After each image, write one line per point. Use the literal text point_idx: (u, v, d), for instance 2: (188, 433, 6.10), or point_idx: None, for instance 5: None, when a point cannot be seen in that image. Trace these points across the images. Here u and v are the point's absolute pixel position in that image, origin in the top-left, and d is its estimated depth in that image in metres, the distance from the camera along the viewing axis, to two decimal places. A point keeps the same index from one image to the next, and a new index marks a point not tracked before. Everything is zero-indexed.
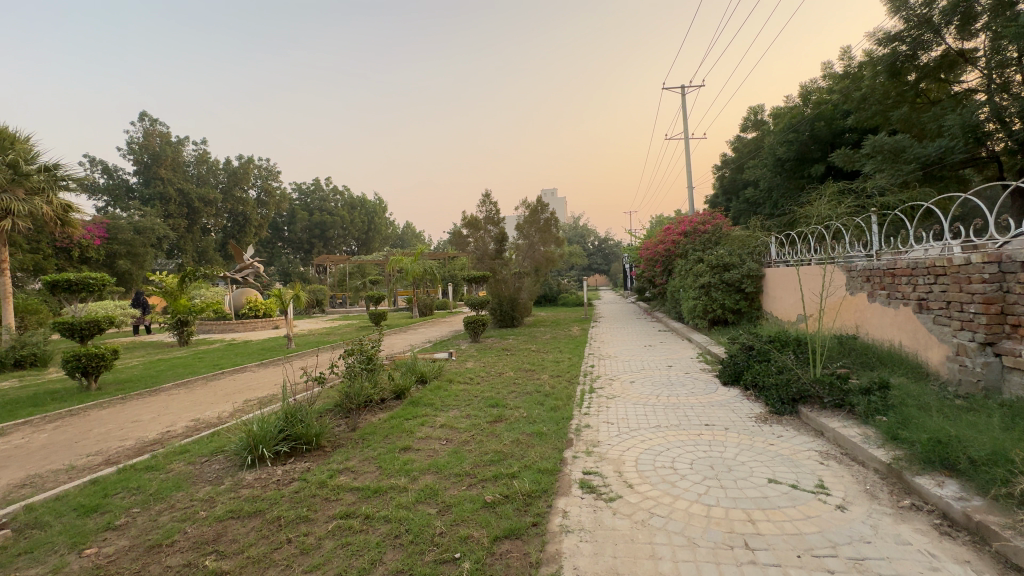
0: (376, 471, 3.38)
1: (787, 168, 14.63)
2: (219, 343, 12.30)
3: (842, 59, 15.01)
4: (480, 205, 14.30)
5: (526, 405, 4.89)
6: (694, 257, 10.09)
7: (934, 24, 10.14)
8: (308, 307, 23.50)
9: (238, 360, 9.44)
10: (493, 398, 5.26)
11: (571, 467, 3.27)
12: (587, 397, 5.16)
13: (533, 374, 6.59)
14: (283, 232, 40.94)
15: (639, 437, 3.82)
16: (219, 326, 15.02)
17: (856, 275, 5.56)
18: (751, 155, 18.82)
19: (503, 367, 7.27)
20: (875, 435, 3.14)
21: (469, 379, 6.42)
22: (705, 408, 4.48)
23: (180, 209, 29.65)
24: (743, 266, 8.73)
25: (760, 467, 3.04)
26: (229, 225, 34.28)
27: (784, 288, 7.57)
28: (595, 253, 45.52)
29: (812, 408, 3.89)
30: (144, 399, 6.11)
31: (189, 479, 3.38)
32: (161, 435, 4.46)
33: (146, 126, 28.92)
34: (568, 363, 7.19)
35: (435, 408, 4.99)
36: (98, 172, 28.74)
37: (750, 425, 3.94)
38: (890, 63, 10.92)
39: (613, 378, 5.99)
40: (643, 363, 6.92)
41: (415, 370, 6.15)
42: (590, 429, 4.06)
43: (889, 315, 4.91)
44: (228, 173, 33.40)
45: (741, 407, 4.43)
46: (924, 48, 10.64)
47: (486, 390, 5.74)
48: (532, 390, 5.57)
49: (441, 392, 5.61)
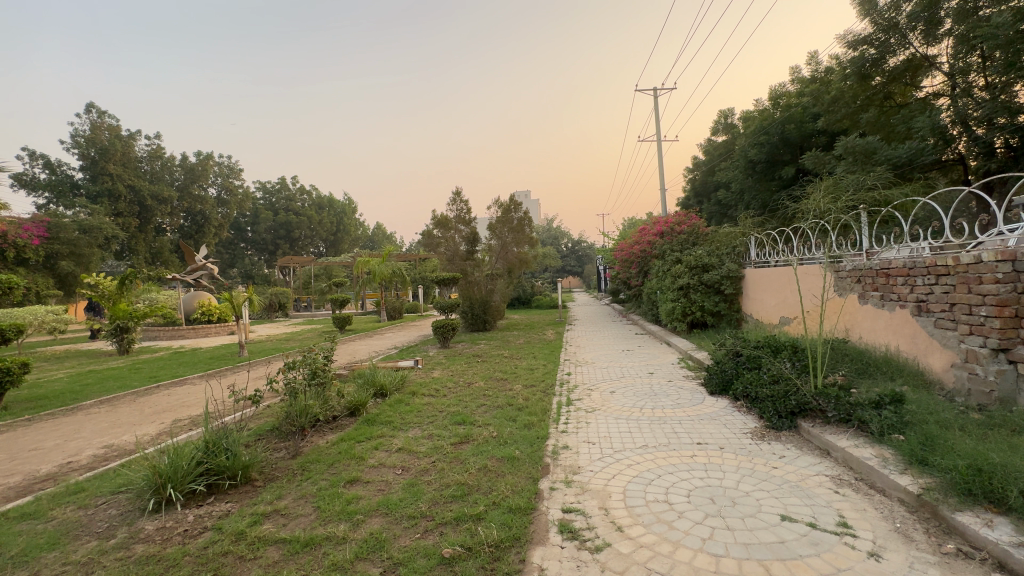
0: (312, 513, 2.78)
1: (758, 170, 14.46)
2: (163, 351, 11.25)
3: (809, 63, 15.13)
4: (451, 203, 13.67)
5: (496, 422, 4.35)
6: (671, 258, 9.76)
7: (900, 28, 10.21)
8: (269, 311, 22.28)
9: (180, 371, 8.54)
10: (460, 414, 4.71)
11: (547, 503, 2.74)
12: (564, 411, 4.66)
13: (504, 384, 6.05)
14: (246, 232, 39.22)
15: (625, 460, 3.32)
16: (168, 332, 13.90)
17: (845, 277, 5.26)
18: (722, 158, 18.88)
19: (472, 376, 6.71)
20: (894, 458, 2.74)
21: (434, 390, 5.83)
22: (695, 423, 4.04)
23: (130, 207, 27.78)
24: (722, 267, 8.45)
25: (769, 500, 2.59)
26: (186, 224, 32.50)
27: (765, 289, 7.28)
28: (568, 255, 45.33)
29: (813, 423, 3.49)
30: (53, 420, 5.26)
31: (71, 532, 2.69)
32: (58, 469, 3.72)
33: (93, 118, 26.95)
34: (542, 371, 6.69)
35: (393, 428, 4.39)
36: (38, 166, 26.62)
37: (747, 442, 3.51)
38: (858, 67, 10.88)
39: (592, 388, 5.52)
40: (623, 370, 6.48)
41: (374, 383, 5.53)
42: (568, 451, 3.54)
43: (884, 318, 4.60)
44: (184, 169, 31.61)
45: (734, 421, 4.01)
46: (891, 52, 10.66)
47: (453, 403, 5.17)
48: (503, 403, 5.04)
49: (401, 408, 5.01)
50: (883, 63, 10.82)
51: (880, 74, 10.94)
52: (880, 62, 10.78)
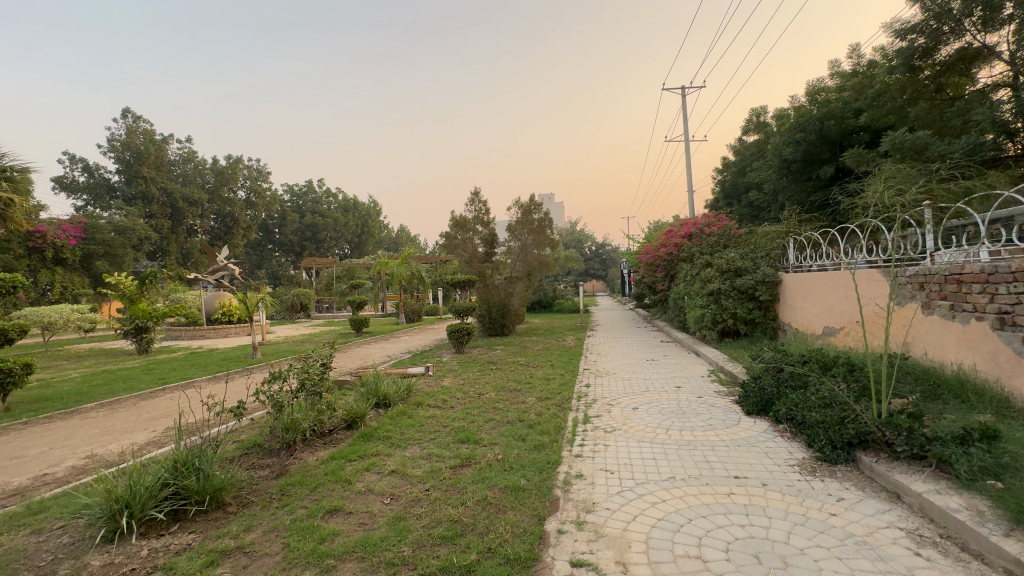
0: (280, 553, 2.38)
1: (794, 170, 13.58)
2: (179, 352, 11.21)
3: (851, 56, 14.18)
4: (469, 203, 13.33)
5: (504, 442, 3.90)
6: (701, 262, 9.13)
7: (953, 15, 9.17)
8: (291, 312, 22.44)
9: (189, 373, 8.41)
10: (466, 430, 4.28)
11: (553, 553, 2.27)
12: (580, 430, 4.17)
13: (517, 396, 5.61)
14: (274, 234, 40.00)
15: (648, 496, 2.82)
16: (188, 332, 14.00)
17: (905, 283, 4.62)
18: (753, 158, 18.04)
19: (484, 385, 6.31)
20: (994, 512, 2.17)
21: (441, 401, 5.43)
22: (731, 451, 3.51)
23: (163, 210, 28.57)
24: (756, 271, 7.79)
25: (831, 564, 2.06)
26: (216, 225, 33.32)
27: (805, 295, 6.64)
28: (591, 258, 44.70)
29: (877, 458, 2.93)
30: (47, 425, 5.07)
31: (10, 566, 2.36)
32: (30, 483, 3.46)
33: (129, 123, 27.82)
34: (559, 381, 6.22)
35: (391, 445, 4.00)
36: (78, 169, 27.68)
37: (794, 478, 2.97)
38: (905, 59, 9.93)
39: (613, 403, 5.03)
40: (647, 382, 5.92)
41: (376, 392, 5.17)
42: (582, 482, 3.07)
43: (954, 332, 3.97)
44: (215, 173, 32.32)
45: (777, 450, 3.46)
46: (943, 42, 9.63)
47: (459, 417, 4.76)
48: (514, 419, 4.59)
49: (403, 421, 4.63)
50: (934, 53, 9.84)
51: (930, 66, 9.99)
52: (930, 52, 9.83)
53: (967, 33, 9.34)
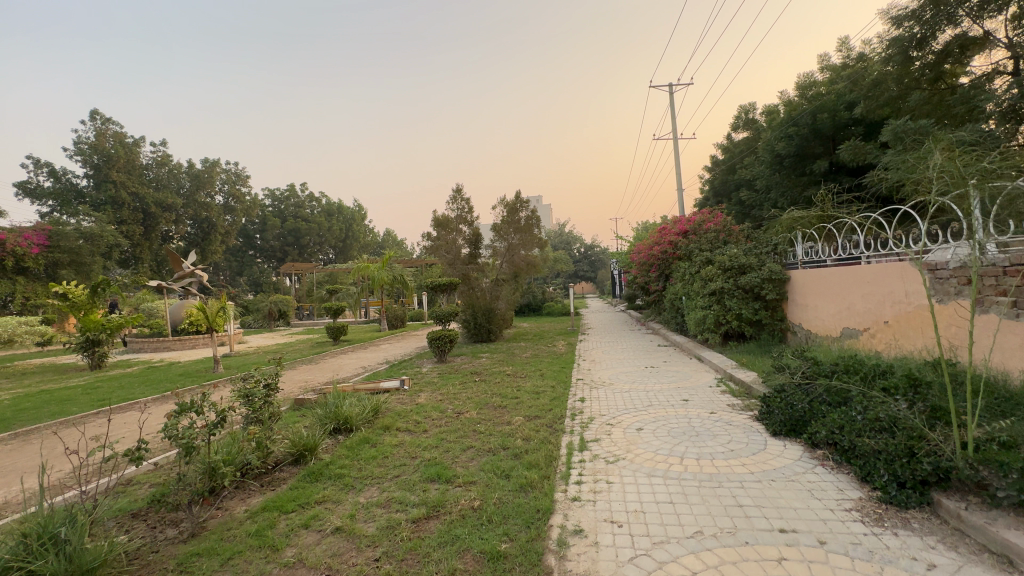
0: None
1: (786, 166, 13.01)
2: (134, 367, 10.23)
3: (842, 49, 13.76)
4: (451, 202, 12.57)
5: (484, 481, 3.16)
6: (701, 259, 8.48)
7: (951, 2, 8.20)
8: (269, 320, 21.44)
9: (138, 392, 7.52)
10: (437, 464, 3.52)
11: None
12: (576, 462, 3.43)
13: (502, 414, 4.88)
14: (255, 240, 38.85)
15: (673, 567, 2.09)
16: (151, 344, 13.01)
17: (948, 278, 4.04)
18: (743, 155, 17.58)
19: (465, 401, 5.56)
20: None
21: (413, 423, 4.66)
22: (766, 489, 2.79)
23: (134, 215, 27.25)
24: (762, 268, 7.14)
25: None
26: (193, 231, 32.07)
27: (819, 293, 6.00)
28: (581, 260, 44.19)
29: (968, 505, 2.24)
30: None
31: None
32: None
33: (98, 125, 26.56)
34: (548, 396, 5.51)
35: (342, 486, 3.23)
36: (43, 174, 26.28)
37: (859, 533, 2.26)
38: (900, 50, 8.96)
39: (613, 423, 4.31)
40: (649, 395, 5.22)
41: (336, 415, 4.40)
42: (583, 543, 2.33)
43: (1020, 334, 3.35)
44: (190, 176, 31.12)
45: (823, 488, 2.76)
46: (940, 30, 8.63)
47: (432, 445, 4.00)
48: (497, 446, 3.84)
49: (365, 451, 3.87)
50: (929, 43, 8.86)
51: (924, 57, 9.02)
52: (925, 42, 8.85)
53: (964, 21, 8.41)
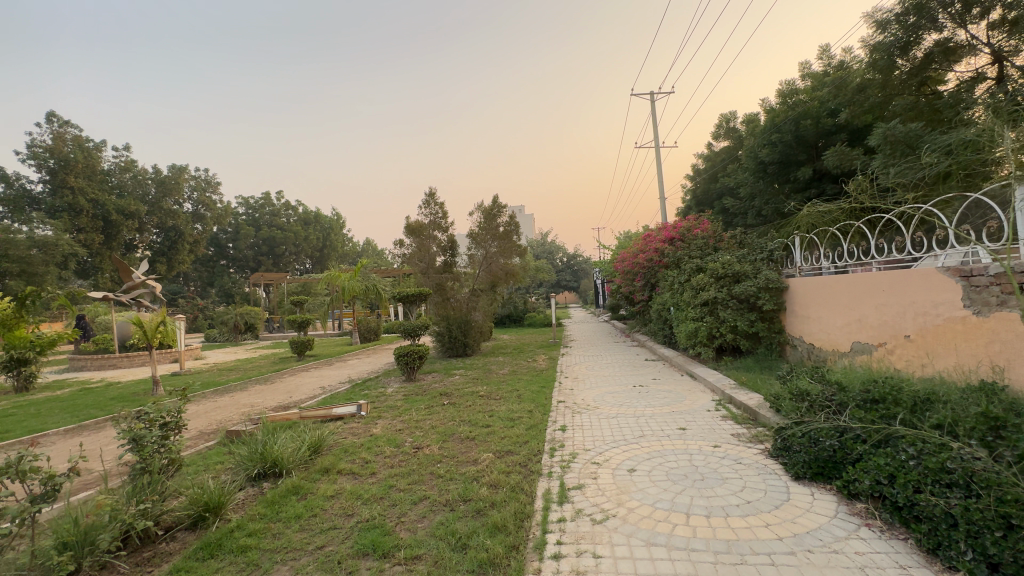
0: None
1: (771, 172, 12.59)
2: (64, 390, 9.09)
3: (823, 56, 13.52)
4: (424, 206, 11.79)
5: (433, 557, 2.37)
6: (690, 267, 7.89)
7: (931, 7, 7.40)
8: (234, 333, 20.18)
9: (52, 421, 6.47)
10: (375, 528, 2.72)
11: None
12: (553, 522, 2.68)
13: (468, 450, 4.10)
14: (227, 249, 37.36)
15: None
16: (94, 361, 11.82)
17: (985, 286, 3.54)
18: (726, 162, 17.26)
19: (426, 431, 4.75)
20: None
21: (361, 464, 3.85)
22: (805, 568, 2.08)
23: (94, 223, 25.66)
24: (758, 275, 6.54)
25: None
26: (159, 240, 30.51)
27: (824, 303, 5.42)
28: (563, 270, 43.69)
29: None
30: None
31: None
32: None
33: (55, 127, 24.96)
34: (525, 424, 4.75)
35: (242, 567, 2.40)
36: None
37: None
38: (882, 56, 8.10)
39: (600, 461, 3.59)
40: (641, 422, 4.53)
41: (262, 457, 3.57)
42: None
43: None
44: (156, 183, 29.64)
45: (881, 566, 2.06)
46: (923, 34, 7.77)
47: (375, 496, 3.19)
48: (455, 499, 3.05)
49: (287, 508, 3.04)
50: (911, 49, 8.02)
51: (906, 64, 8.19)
52: (909, 47, 7.96)
53: (947, 25, 7.60)
